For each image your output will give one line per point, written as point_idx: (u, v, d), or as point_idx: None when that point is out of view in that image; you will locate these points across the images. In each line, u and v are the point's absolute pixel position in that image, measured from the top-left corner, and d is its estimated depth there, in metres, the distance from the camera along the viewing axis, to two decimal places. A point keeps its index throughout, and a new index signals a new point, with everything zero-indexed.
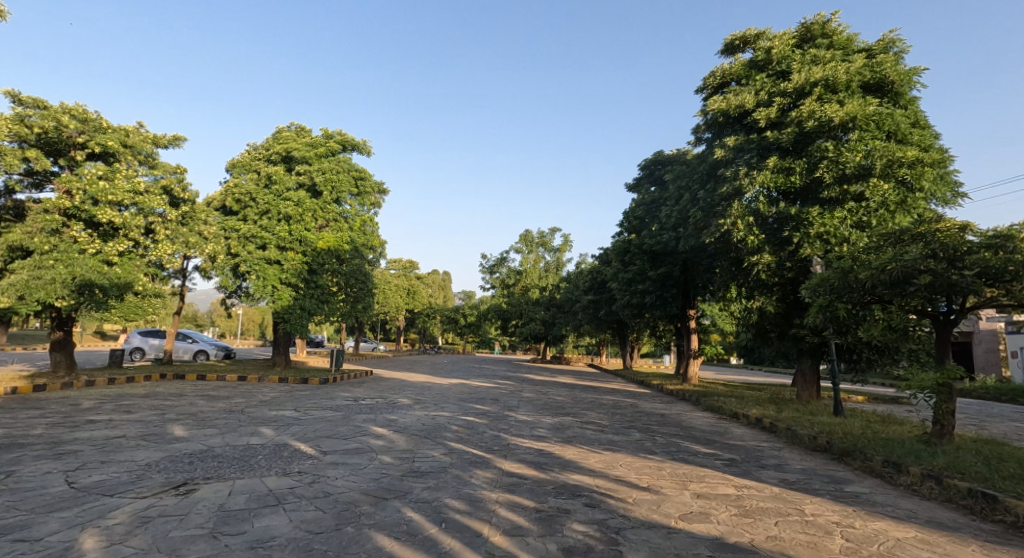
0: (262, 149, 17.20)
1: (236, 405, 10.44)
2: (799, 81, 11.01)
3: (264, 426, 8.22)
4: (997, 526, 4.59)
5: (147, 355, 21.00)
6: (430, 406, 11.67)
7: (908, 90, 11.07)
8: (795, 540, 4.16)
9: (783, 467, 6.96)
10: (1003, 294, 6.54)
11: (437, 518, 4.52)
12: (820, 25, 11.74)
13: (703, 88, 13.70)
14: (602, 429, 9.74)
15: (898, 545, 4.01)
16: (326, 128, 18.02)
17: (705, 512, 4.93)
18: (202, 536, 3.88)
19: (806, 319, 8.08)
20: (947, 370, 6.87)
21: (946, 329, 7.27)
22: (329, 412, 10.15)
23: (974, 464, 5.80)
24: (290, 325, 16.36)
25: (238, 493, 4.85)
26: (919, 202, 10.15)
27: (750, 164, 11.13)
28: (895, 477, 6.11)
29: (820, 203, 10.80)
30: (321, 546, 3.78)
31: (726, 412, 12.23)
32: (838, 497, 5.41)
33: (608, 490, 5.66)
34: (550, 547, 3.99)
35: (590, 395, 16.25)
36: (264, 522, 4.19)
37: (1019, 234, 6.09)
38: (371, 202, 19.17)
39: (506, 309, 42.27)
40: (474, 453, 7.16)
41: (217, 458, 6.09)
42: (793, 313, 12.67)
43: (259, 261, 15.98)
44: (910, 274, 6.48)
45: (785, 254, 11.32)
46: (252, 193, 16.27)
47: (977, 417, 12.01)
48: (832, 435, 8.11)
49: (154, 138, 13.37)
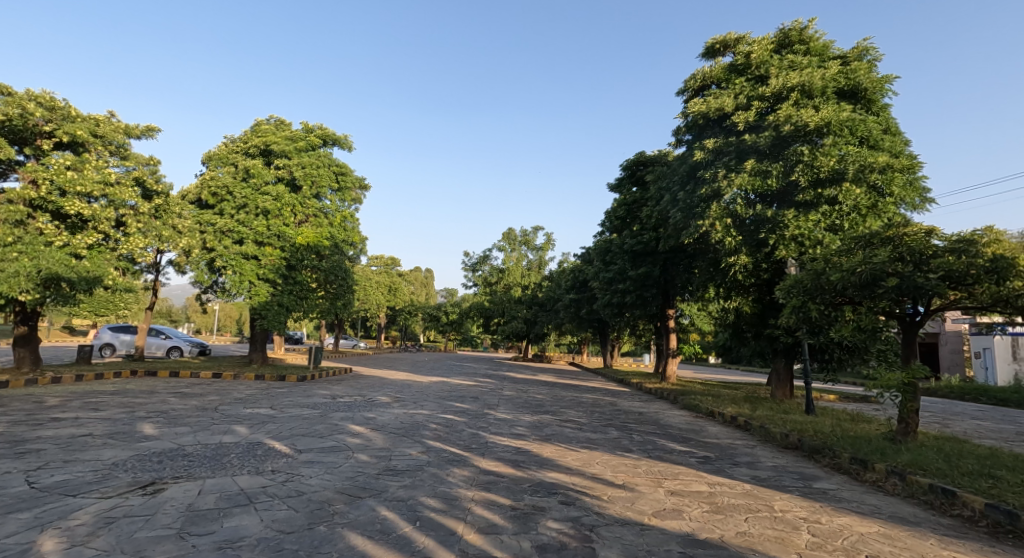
0: (240, 141, 16.84)
1: (210, 402, 10.25)
2: (776, 86, 11.24)
3: (237, 424, 8.06)
4: (955, 521, 4.74)
5: (118, 352, 20.48)
6: (409, 404, 11.58)
7: (880, 98, 11.37)
8: (763, 535, 4.25)
9: (756, 464, 7.09)
10: (967, 296, 6.73)
11: (412, 516, 4.50)
12: (798, 31, 11.94)
13: (683, 91, 13.86)
14: (580, 427, 9.82)
15: (861, 540, 4.11)
16: (306, 122, 17.79)
17: (678, 510, 4.98)
18: (168, 536, 3.80)
19: (780, 320, 8.22)
20: (912, 370, 7.08)
21: (912, 330, 7.45)
22: (306, 410, 10.00)
23: (935, 461, 5.98)
24: (267, 322, 16.09)
25: (208, 493, 4.76)
26: (889, 206, 10.48)
27: (729, 166, 11.30)
28: (862, 473, 6.26)
29: (795, 206, 10.98)
30: (291, 546, 3.73)
31: (703, 411, 12.41)
32: (806, 494, 5.53)
33: (584, 487, 5.70)
34: (524, 545, 4.01)
35: (570, 393, 16.34)
36: (233, 522, 4.12)
37: (982, 239, 6.29)
38: (352, 198, 18.96)
39: (488, 307, 42.22)
40: (451, 451, 7.14)
41: (187, 457, 5.97)
42: (768, 314, 12.86)
43: (236, 256, 15.66)
44: (879, 276, 6.66)
45: (761, 255, 11.51)
46: (229, 186, 15.94)
47: (942, 415, 12.40)
48: (803, 433, 8.29)
49: (126, 128, 13.04)
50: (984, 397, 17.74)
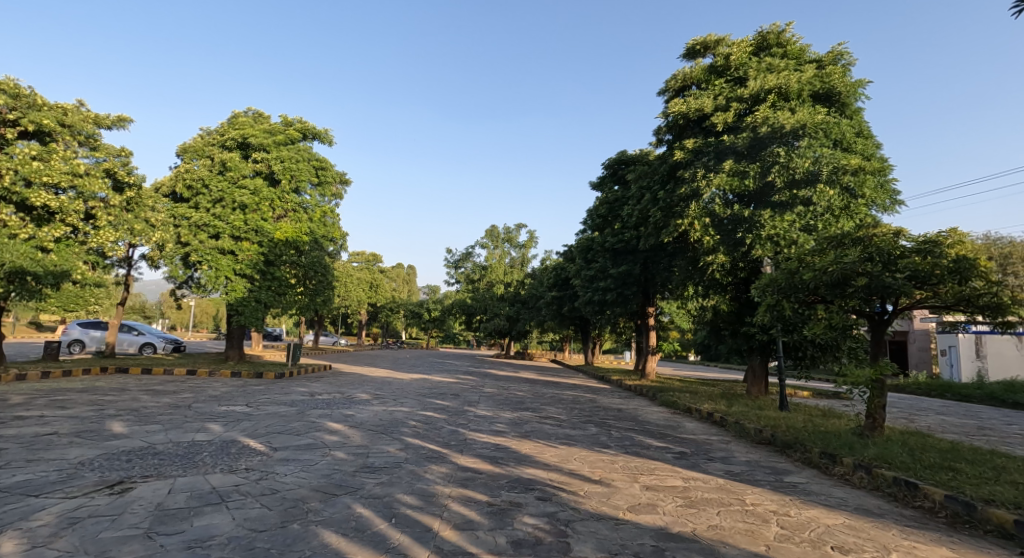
0: (216, 134, 16.46)
1: (183, 400, 10.02)
2: (754, 88, 11.33)
3: (211, 422, 7.92)
4: (917, 512, 4.88)
5: (87, 348, 19.94)
6: (388, 402, 11.51)
7: (854, 101, 11.67)
8: (734, 528, 4.32)
9: (730, 459, 7.21)
10: (932, 296, 6.93)
11: (388, 513, 4.49)
12: (776, 34, 12.11)
13: (664, 91, 13.91)
14: (559, 423, 9.87)
15: (827, 532, 4.21)
16: (285, 115, 17.50)
17: (652, 504, 5.04)
18: (136, 536, 3.73)
19: (755, 318, 8.36)
20: (881, 367, 7.28)
21: (880, 329, 7.65)
22: (283, 407, 9.88)
23: (900, 455, 6.15)
24: (244, 318, 15.89)
25: (178, 492, 4.67)
26: (861, 208, 10.78)
27: (708, 166, 11.49)
28: (831, 468, 6.42)
29: (771, 206, 11.18)
30: (263, 545, 3.67)
31: (681, 407, 12.60)
32: (776, 488, 5.65)
33: (561, 483, 5.74)
34: (499, 540, 4.02)
35: (550, 390, 16.39)
36: (204, 521, 4.04)
37: (946, 241, 6.50)
38: (332, 193, 18.74)
39: (470, 304, 42.16)
40: (430, 448, 7.12)
41: (157, 456, 5.84)
42: (745, 312, 13.04)
43: (212, 251, 15.35)
44: (849, 275, 6.84)
45: (738, 254, 11.68)
46: (204, 179, 15.52)
47: (908, 410, 12.76)
48: (776, 428, 8.46)
49: (96, 118, 12.69)
50: (949, 393, 18.32)
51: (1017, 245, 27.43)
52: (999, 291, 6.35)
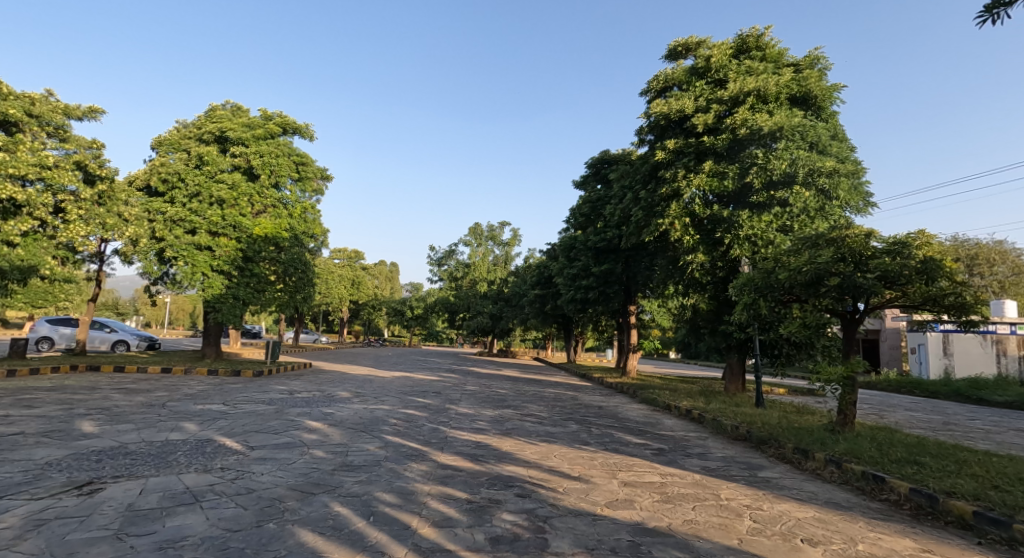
0: (193, 127, 16.12)
1: (157, 399, 9.83)
2: (734, 90, 11.41)
3: (187, 421, 7.78)
4: (883, 505, 5.03)
5: (56, 346, 19.41)
6: (369, 399, 11.44)
7: (829, 105, 11.92)
8: (708, 523, 4.40)
9: (706, 455, 7.34)
10: (901, 296, 7.11)
11: (366, 511, 4.47)
12: (755, 38, 12.28)
13: (647, 91, 13.96)
14: (540, 421, 9.91)
15: (798, 525, 4.32)
16: (264, 109, 17.21)
17: (629, 500, 5.11)
18: (105, 538, 3.66)
19: (732, 317, 8.51)
20: (852, 364, 7.45)
21: (852, 328, 7.80)
22: (261, 406, 9.74)
23: (869, 450, 6.31)
24: (221, 315, 15.67)
25: (150, 492, 4.58)
26: (836, 209, 11.03)
27: (688, 167, 11.66)
28: (803, 462, 6.56)
29: (749, 207, 11.42)
30: (238, 545, 3.63)
31: (660, 404, 12.75)
32: (750, 482, 5.77)
33: (540, 480, 5.78)
34: (478, 537, 4.03)
35: (532, 388, 16.43)
36: (177, 521, 3.98)
37: (914, 242, 6.70)
38: (313, 189, 18.50)
39: (453, 302, 42.09)
40: (410, 446, 7.10)
41: (129, 456, 5.72)
42: (723, 311, 13.16)
43: (188, 247, 15.05)
44: (822, 275, 6.98)
45: (717, 254, 11.96)
46: (181, 173, 15.15)
47: (879, 407, 13.12)
48: (751, 425, 8.63)
49: (65, 109, 12.36)
50: (918, 390, 18.84)
51: (982, 246, 28.28)
52: (963, 291, 6.60)
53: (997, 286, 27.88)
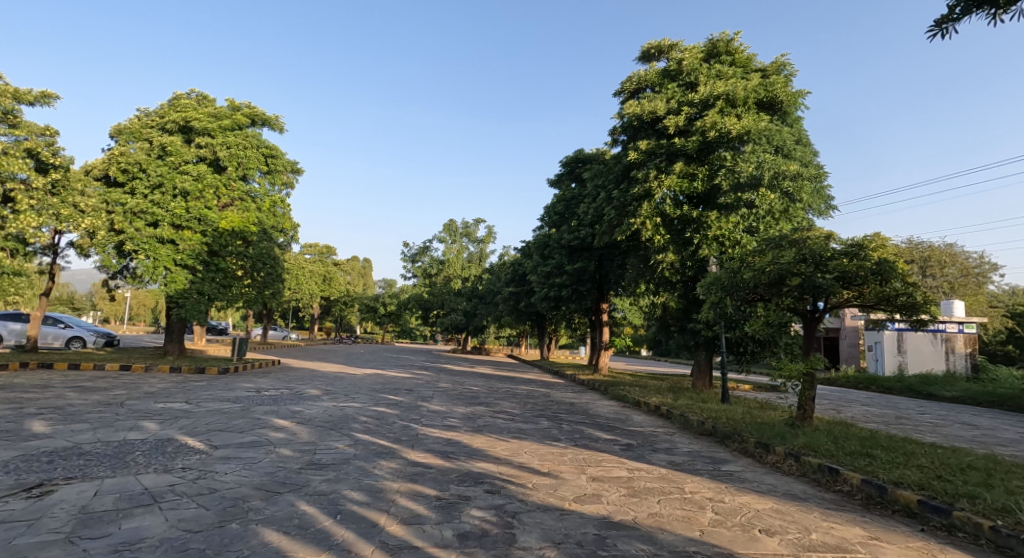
0: (156, 116, 15.60)
1: (115, 397, 9.50)
2: (703, 94, 11.58)
3: (147, 420, 7.56)
4: (837, 496, 5.23)
5: (6, 342, 18.59)
6: (339, 397, 11.32)
7: (794, 110, 12.27)
8: (672, 515, 4.51)
9: (673, 450, 7.50)
10: (857, 296, 7.39)
11: (333, 509, 4.43)
12: (725, 43, 12.52)
13: (621, 91, 14.12)
14: (512, 417, 9.98)
15: (756, 516, 4.46)
16: (232, 98, 16.77)
17: (597, 494, 5.20)
18: (56, 541, 3.54)
19: (699, 315, 8.69)
20: (812, 361, 7.69)
21: (813, 325, 8.03)
22: (226, 404, 9.53)
23: (825, 443, 6.56)
24: (184, 311, 15.23)
25: (105, 493, 4.46)
26: (799, 211, 11.46)
27: (660, 167, 11.82)
28: (764, 456, 6.77)
29: (717, 208, 11.81)
30: (198, 546, 3.57)
31: (630, 401, 12.95)
32: (714, 476, 5.92)
33: (510, 476, 5.82)
34: (446, 533, 4.05)
35: (505, 385, 16.51)
36: (134, 523, 3.88)
37: (871, 244, 6.98)
38: (283, 182, 18.13)
39: (427, 299, 41.89)
40: (380, 443, 7.05)
41: (83, 456, 5.54)
42: (692, 309, 13.55)
43: (150, 240, 14.55)
44: (784, 275, 7.19)
45: (686, 254, 12.25)
46: (142, 163, 14.62)
47: (837, 402, 13.64)
48: (716, 420, 8.84)
49: (15, 93, 11.83)
50: (875, 386, 19.58)
51: (934, 249, 29.52)
52: (914, 291, 6.94)
53: (947, 286, 29.16)
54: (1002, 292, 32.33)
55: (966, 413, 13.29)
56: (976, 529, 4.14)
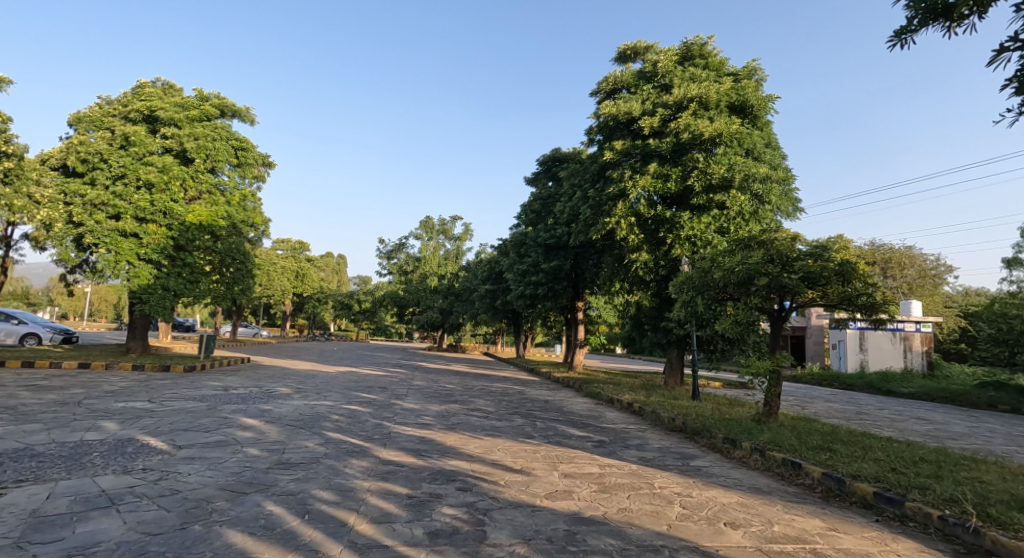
0: (118, 104, 15.08)
1: (72, 397, 9.15)
2: (677, 96, 11.73)
3: (107, 420, 7.32)
4: (800, 489, 5.38)
5: None
6: (310, 395, 11.14)
7: (764, 115, 12.50)
8: (641, 510, 4.58)
9: (644, 446, 7.61)
10: (821, 295, 7.59)
11: (301, 509, 4.36)
12: (699, 46, 12.74)
13: (597, 91, 14.26)
14: (486, 415, 9.98)
15: (723, 509, 4.56)
16: (200, 89, 16.32)
17: (569, 490, 5.25)
18: (3, 548, 3.40)
19: (671, 313, 8.82)
20: (778, 358, 7.86)
21: (779, 323, 8.20)
22: (191, 403, 9.29)
23: (789, 438, 6.74)
24: (149, 307, 14.82)
25: (59, 496, 4.30)
26: (768, 213, 11.75)
27: (635, 168, 11.96)
28: (731, 451, 6.93)
29: (690, 208, 12.04)
30: (158, 548, 3.48)
31: (603, 398, 13.10)
32: (682, 471, 6.04)
33: (483, 473, 5.83)
34: (416, 531, 4.04)
35: (480, 383, 16.50)
36: (89, 526, 3.76)
37: (834, 246, 7.18)
38: (253, 175, 17.75)
39: (403, 296, 41.51)
40: (351, 442, 6.97)
41: (36, 458, 5.33)
42: (664, 308, 13.75)
43: (111, 233, 14.04)
44: (752, 275, 7.34)
45: (659, 254, 12.45)
46: (103, 154, 14.10)
47: (803, 398, 14.05)
48: (686, 416, 9.01)
49: None
50: (837, 383, 20.20)
51: (895, 251, 30.60)
52: (874, 292, 7.18)
53: (906, 287, 30.28)
54: (956, 292, 33.78)
55: (922, 408, 13.81)
56: (926, 519, 4.33)
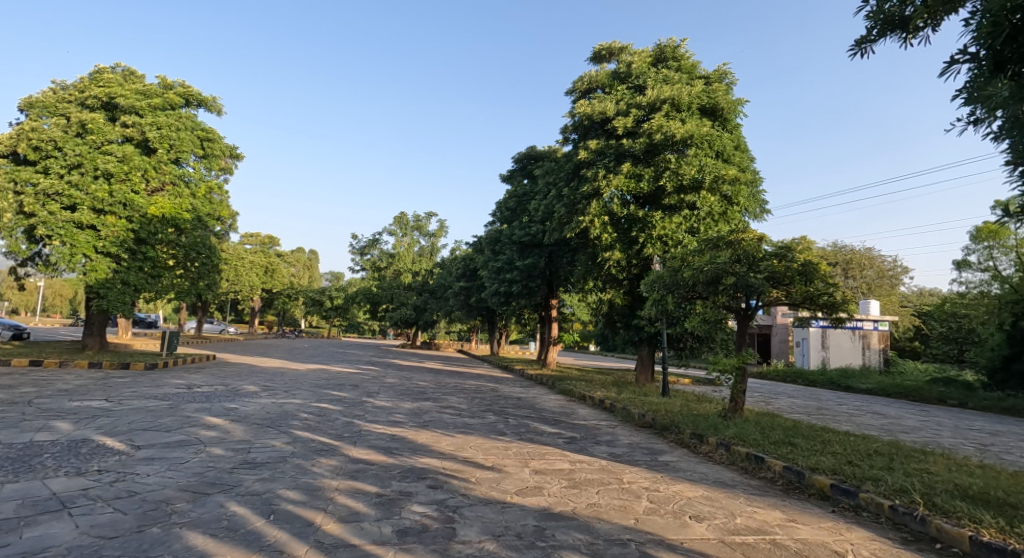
0: (74, 90, 14.46)
1: (23, 396, 8.76)
2: (651, 97, 11.86)
3: (60, 420, 7.02)
4: (763, 482, 5.52)
5: None
6: (278, 394, 10.91)
7: (734, 118, 12.74)
8: (609, 505, 4.64)
9: (614, 442, 7.70)
10: (785, 295, 7.79)
11: (266, 510, 4.28)
12: (672, 48, 12.91)
13: (572, 91, 14.35)
14: (458, 412, 9.94)
15: (688, 503, 4.64)
16: (163, 76, 15.80)
17: (539, 487, 5.27)
18: None
19: (642, 311, 8.92)
20: (743, 356, 8.04)
21: (745, 321, 8.37)
22: (151, 402, 8.99)
23: (753, 433, 6.91)
24: (107, 302, 14.31)
25: (6, 500, 4.11)
26: (736, 214, 12.01)
27: (608, 167, 12.08)
28: (698, 447, 7.06)
29: (662, 208, 12.19)
30: (113, 552, 3.37)
31: (575, 395, 13.20)
32: (651, 466, 6.13)
33: (453, 471, 5.81)
34: (384, 530, 4.00)
35: (452, 380, 16.43)
36: (38, 531, 3.61)
37: (797, 247, 7.38)
38: (220, 167, 17.26)
39: (376, 293, 41.03)
40: (320, 441, 6.86)
41: None
42: (635, 306, 13.93)
43: (66, 225, 13.48)
44: (720, 274, 7.49)
45: (631, 252, 12.58)
46: (57, 141, 13.50)
47: (767, 395, 14.44)
48: (656, 413, 9.13)
49: None
50: (801, 379, 20.79)
51: (855, 253, 31.67)
52: (834, 291, 7.42)
53: (866, 287, 31.36)
54: (911, 292, 35.21)
55: (880, 403, 14.32)
56: (878, 509, 4.49)
